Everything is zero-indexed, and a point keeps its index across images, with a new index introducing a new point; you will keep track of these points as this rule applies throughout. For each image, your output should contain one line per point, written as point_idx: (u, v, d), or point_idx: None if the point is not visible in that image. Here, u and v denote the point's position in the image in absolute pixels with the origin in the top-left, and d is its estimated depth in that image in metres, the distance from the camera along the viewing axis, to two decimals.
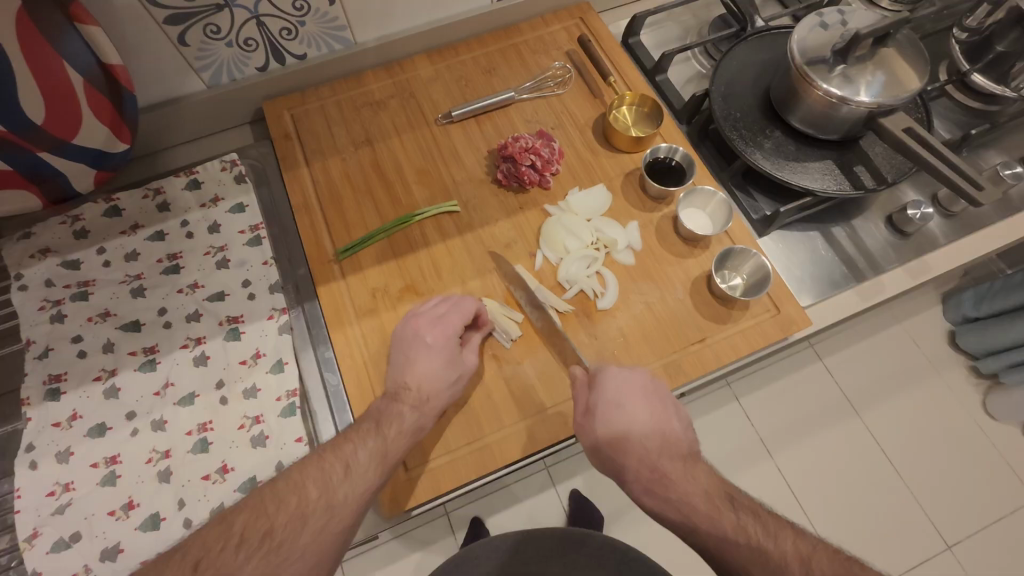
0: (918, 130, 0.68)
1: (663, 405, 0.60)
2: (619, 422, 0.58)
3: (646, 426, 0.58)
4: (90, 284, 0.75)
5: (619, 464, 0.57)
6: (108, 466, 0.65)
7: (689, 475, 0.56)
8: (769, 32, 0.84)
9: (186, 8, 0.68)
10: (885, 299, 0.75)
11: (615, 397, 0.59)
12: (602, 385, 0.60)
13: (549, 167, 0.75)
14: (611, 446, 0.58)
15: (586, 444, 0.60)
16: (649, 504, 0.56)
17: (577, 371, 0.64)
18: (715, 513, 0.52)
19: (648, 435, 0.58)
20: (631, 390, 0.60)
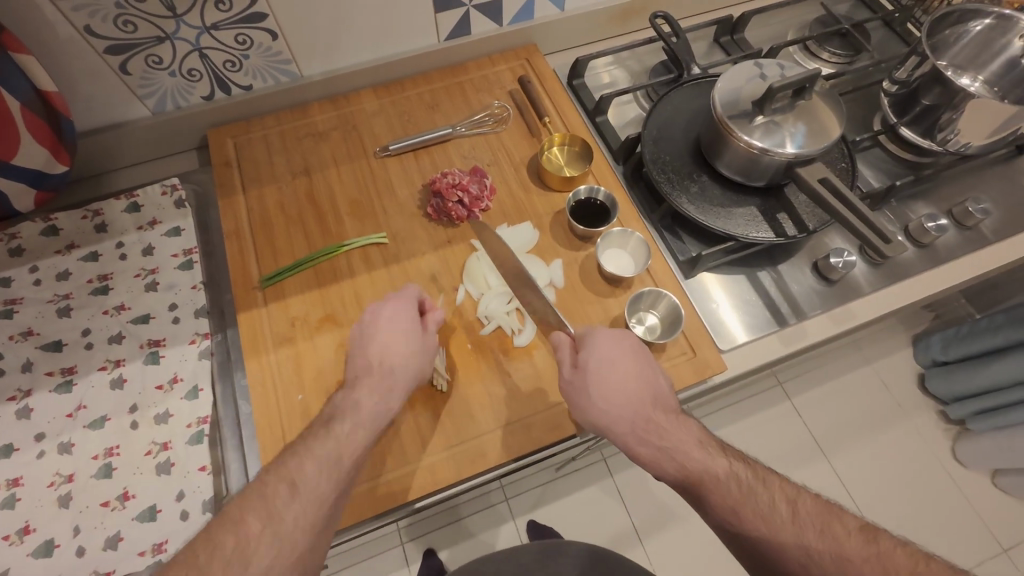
0: (833, 180, 0.70)
1: (651, 365, 0.62)
2: (609, 381, 0.59)
3: (637, 380, 0.60)
4: (17, 302, 0.75)
5: (615, 416, 0.58)
6: (9, 489, 0.65)
7: (680, 426, 0.58)
8: (704, 80, 0.87)
9: (126, 39, 0.70)
10: (809, 346, 0.75)
11: (608, 353, 0.61)
12: (594, 346, 0.61)
13: (478, 204, 0.77)
14: (604, 398, 0.59)
15: (576, 401, 0.60)
16: (645, 455, 0.57)
17: (559, 336, 0.64)
18: (709, 460, 0.55)
19: (643, 390, 0.59)
20: (623, 349, 0.61)
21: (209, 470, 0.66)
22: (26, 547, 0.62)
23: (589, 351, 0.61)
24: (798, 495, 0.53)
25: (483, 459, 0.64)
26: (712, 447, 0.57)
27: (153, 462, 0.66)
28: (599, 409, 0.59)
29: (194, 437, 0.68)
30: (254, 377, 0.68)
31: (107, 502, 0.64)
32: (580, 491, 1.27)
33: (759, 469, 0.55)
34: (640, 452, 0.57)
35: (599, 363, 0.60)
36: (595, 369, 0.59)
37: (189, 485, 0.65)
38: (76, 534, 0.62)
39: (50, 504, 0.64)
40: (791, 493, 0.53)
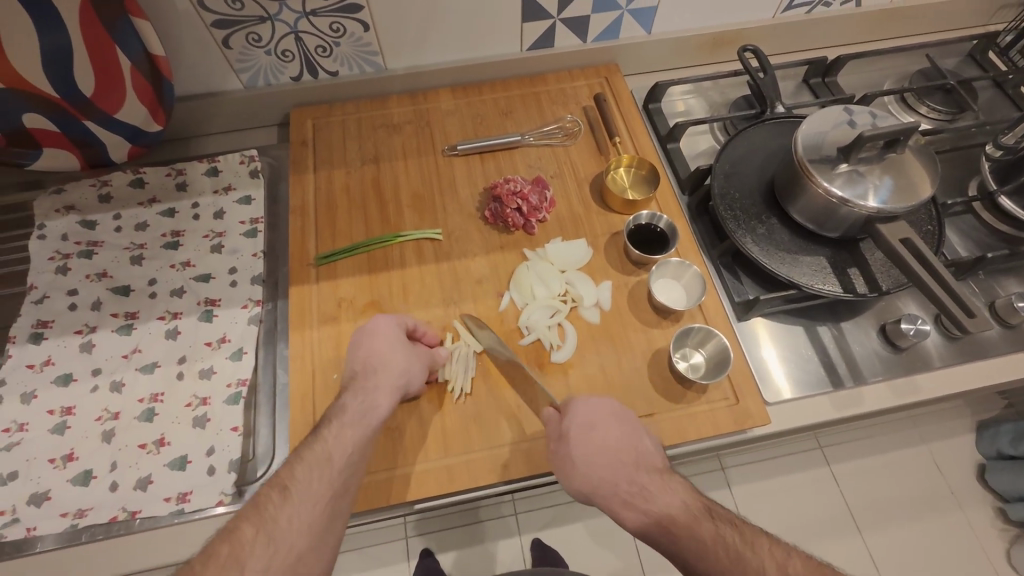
0: (916, 242, 0.65)
1: (633, 425, 0.59)
2: (589, 445, 0.57)
3: (617, 440, 0.58)
4: (97, 245, 0.81)
5: (597, 480, 0.56)
6: (62, 416, 0.69)
7: (667, 488, 0.55)
8: (788, 120, 0.84)
9: (233, 15, 0.75)
10: (863, 414, 0.70)
11: (587, 412, 0.59)
12: (571, 410, 0.60)
13: (536, 214, 0.77)
14: (585, 462, 0.56)
15: (561, 468, 0.58)
16: (629, 521, 0.54)
17: (546, 410, 0.61)
18: (695, 525, 0.52)
19: (623, 447, 0.57)
20: (602, 410, 0.60)
21: (239, 431, 0.68)
22: (67, 473, 0.65)
23: (567, 411, 0.60)
24: (788, 559, 0.49)
25: (500, 469, 0.63)
26: (700, 509, 0.53)
27: (190, 415, 0.69)
28: (581, 474, 0.56)
29: (231, 397, 0.70)
30: (295, 350, 0.70)
31: (144, 445, 0.67)
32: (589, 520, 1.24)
33: (749, 531, 0.51)
34: (625, 517, 0.54)
35: (580, 418, 0.59)
36: (572, 431, 0.58)
37: (219, 443, 0.67)
38: (112, 469, 0.66)
39: (95, 437, 0.68)
40: (782, 560, 0.48)
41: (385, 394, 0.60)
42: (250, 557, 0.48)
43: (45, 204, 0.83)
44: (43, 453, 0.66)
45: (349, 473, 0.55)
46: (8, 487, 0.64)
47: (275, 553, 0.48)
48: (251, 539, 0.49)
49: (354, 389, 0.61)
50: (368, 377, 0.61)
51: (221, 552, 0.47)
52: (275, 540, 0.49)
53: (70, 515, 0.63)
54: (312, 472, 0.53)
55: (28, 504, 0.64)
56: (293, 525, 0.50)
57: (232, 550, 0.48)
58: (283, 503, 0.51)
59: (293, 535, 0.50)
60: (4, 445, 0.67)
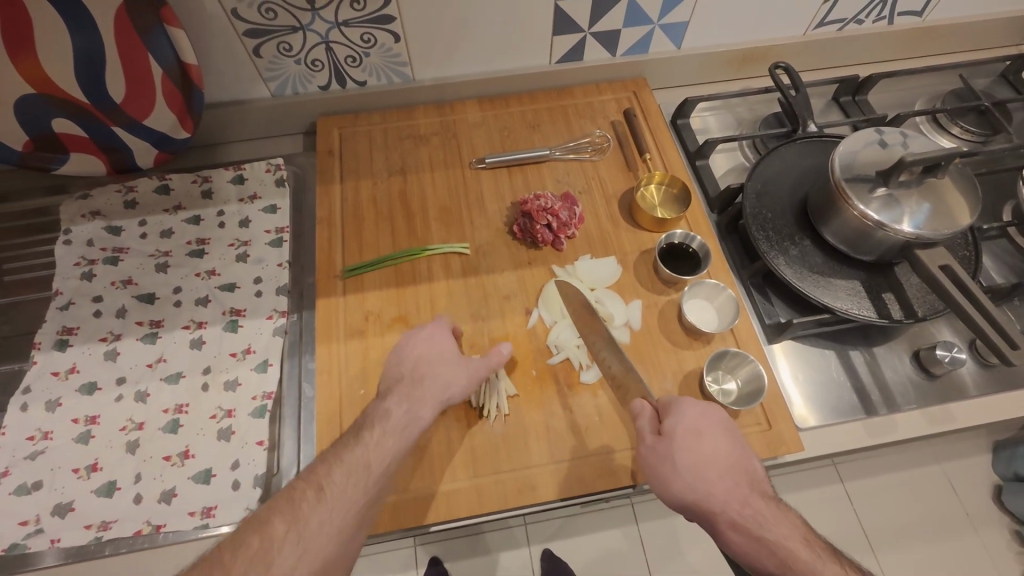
0: (956, 269, 0.64)
1: (740, 444, 0.58)
2: (698, 455, 0.55)
3: (728, 457, 0.56)
4: (123, 252, 0.81)
5: (705, 491, 0.54)
6: (86, 425, 0.69)
7: (780, 516, 0.53)
8: (821, 139, 0.83)
9: (265, 25, 0.75)
10: (895, 441, 0.68)
11: (695, 421, 0.58)
12: (681, 414, 0.58)
13: (565, 230, 0.76)
14: (693, 471, 0.55)
15: (658, 471, 0.56)
16: (737, 544, 0.52)
17: (640, 403, 0.60)
18: (821, 565, 0.49)
19: (735, 464, 0.56)
20: (711, 421, 0.58)
21: (265, 445, 0.67)
22: (91, 483, 0.65)
23: (673, 418, 0.58)
24: None
25: (529, 491, 0.62)
26: (822, 550, 0.51)
27: (215, 426, 0.68)
28: (690, 484, 0.54)
29: (256, 410, 0.70)
30: (322, 363, 0.69)
31: (168, 457, 0.66)
32: (599, 532, 1.23)
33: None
34: (733, 537, 0.52)
35: (694, 425, 0.57)
36: (685, 437, 0.56)
37: (243, 457, 0.67)
38: (136, 481, 0.65)
39: (119, 447, 0.67)
40: None
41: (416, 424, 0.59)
42: (279, 554, 0.48)
43: (72, 209, 0.83)
44: (67, 463, 0.66)
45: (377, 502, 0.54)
46: (31, 496, 0.64)
47: (302, 551, 0.48)
48: (283, 536, 0.49)
49: (403, 396, 0.60)
50: (399, 398, 0.60)
51: (251, 544, 0.48)
52: (304, 541, 0.49)
53: (94, 527, 0.62)
54: (349, 477, 0.53)
55: (52, 514, 0.63)
56: (325, 529, 0.50)
57: (262, 545, 0.48)
58: (317, 503, 0.51)
59: (323, 538, 0.50)
60: (28, 454, 0.66)
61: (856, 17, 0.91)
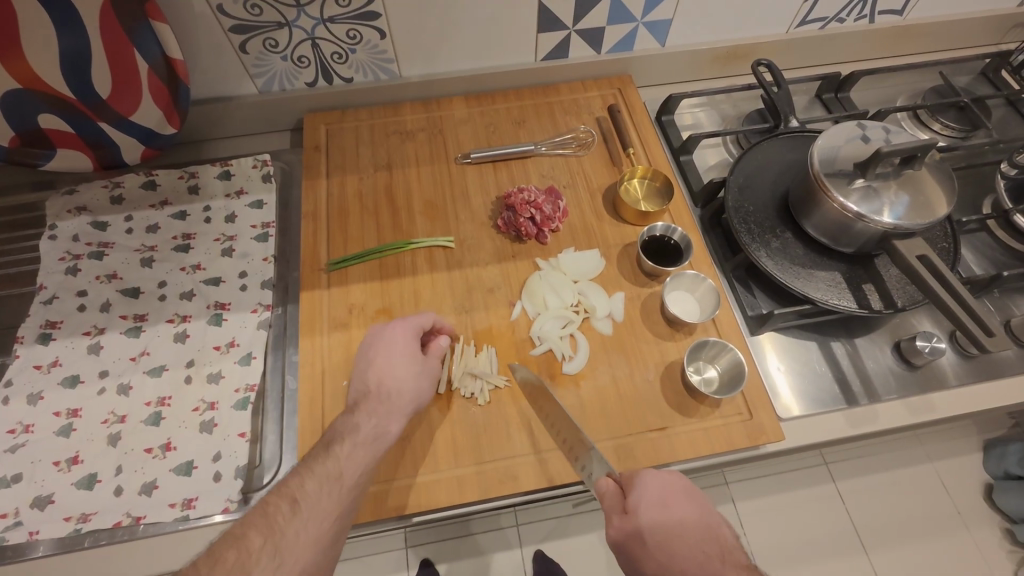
0: (933, 259, 0.65)
1: (712, 510, 0.51)
2: (667, 529, 0.48)
3: (702, 524, 0.49)
4: (108, 247, 0.81)
5: (682, 572, 0.46)
6: (68, 418, 0.68)
7: None
8: (802, 134, 0.84)
9: (250, 21, 0.75)
10: (878, 431, 0.69)
11: (651, 484, 0.52)
12: (641, 484, 0.52)
13: (549, 223, 0.76)
14: (664, 546, 0.48)
15: (629, 555, 0.49)
16: None
17: (602, 480, 0.54)
18: None
19: (705, 532, 0.49)
20: (675, 488, 0.52)
21: (247, 437, 0.67)
22: (71, 476, 0.65)
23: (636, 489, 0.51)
24: None
25: (511, 482, 0.62)
26: None
27: (198, 419, 0.68)
28: (661, 562, 0.47)
29: (239, 402, 0.69)
30: (305, 355, 0.69)
31: (150, 449, 0.66)
32: (590, 535, 1.22)
33: None
34: None
35: (658, 491, 0.51)
36: (649, 507, 0.50)
37: (225, 449, 0.66)
38: (117, 473, 0.65)
39: (100, 440, 0.67)
40: None
41: (395, 414, 0.59)
42: (257, 566, 0.46)
43: (58, 205, 0.83)
44: (48, 455, 0.66)
45: (356, 488, 0.54)
46: (11, 489, 0.64)
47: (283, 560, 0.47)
48: None
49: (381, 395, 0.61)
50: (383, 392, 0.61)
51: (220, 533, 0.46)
52: (281, 555, 0.47)
53: (74, 519, 0.62)
54: None
55: (32, 506, 0.63)
56: None
57: (238, 558, 0.46)
58: (292, 515, 0.50)
59: (299, 549, 0.49)
60: (8, 447, 0.66)
61: (837, 15, 0.92)
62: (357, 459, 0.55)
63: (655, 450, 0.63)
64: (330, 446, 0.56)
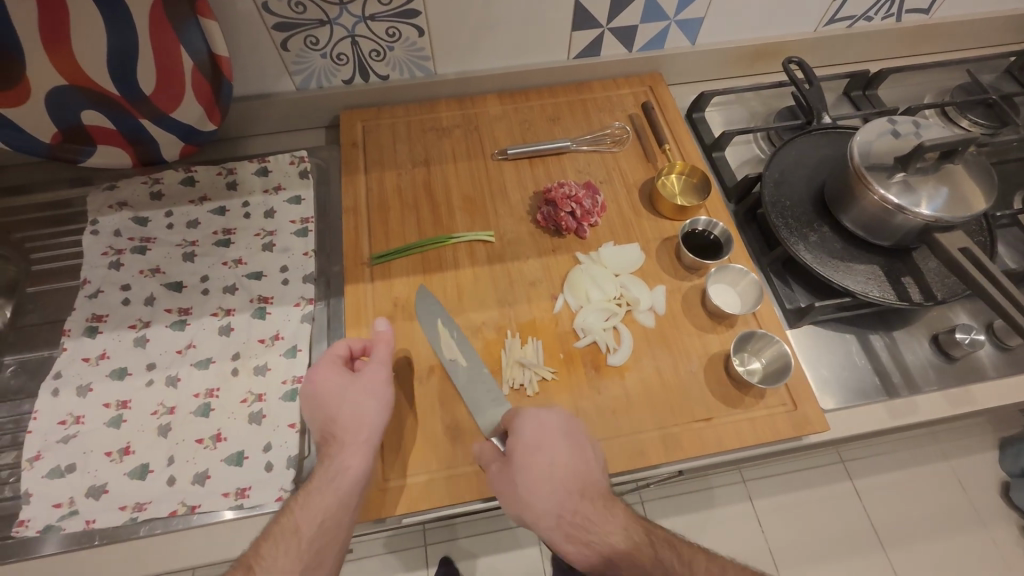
0: (975, 251, 0.66)
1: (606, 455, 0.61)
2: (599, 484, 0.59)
3: (569, 463, 0.59)
4: (150, 242, 0.82)
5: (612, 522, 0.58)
6: (118, 409, 0.69)
7: None
8: (836, 130, 0.84)
9: (294, 18, 0.76)
10: (918, 423, 0.69)
11: (552, 436, 0.60)
12: (517, 433, 0.59)
13: (588, 218, 0.77)
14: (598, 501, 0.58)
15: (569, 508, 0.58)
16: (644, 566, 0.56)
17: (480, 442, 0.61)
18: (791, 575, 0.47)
19: (589, 480, 0.59)
20: (544, 433, 0.60)
21: (296, 428, 0.68)
22: (124, 466, 0.65)
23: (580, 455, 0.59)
24: None
25: None
26: None
27: (246, 410, 0.69)
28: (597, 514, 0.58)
29: (287, 394, 0.70)
30: None
31: (200, 440, 0.67)
32: None
33: None
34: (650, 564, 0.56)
35: (533, 437, 0.59)
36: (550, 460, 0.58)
37: (275, 440, 0.67)
38: (169, 463, 0.65)
39: (151, 431, 0.68)
40: None
41: None
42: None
43: (99, 200, 0.84)
44: (100, 446, 0.66)
45: None
46: (65, 479, 0.64)
47: None
48: None
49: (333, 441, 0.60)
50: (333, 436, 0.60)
51: None
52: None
53: (129, 508, 0.63)
54: None
55: (87, 496, 0.63)
56: None
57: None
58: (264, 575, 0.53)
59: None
60: (60, 438, 0.67)
61: (866, 13, 0.94)
62: (314, 509, 0.56)
63: (701, 440, 0.64)
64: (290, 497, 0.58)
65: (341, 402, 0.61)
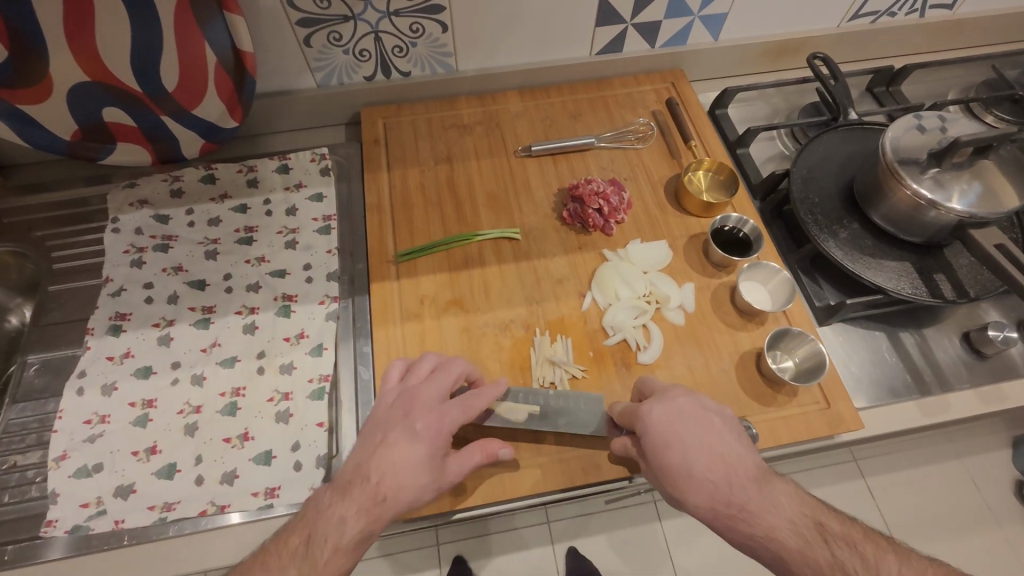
0: (1010, 247, 0.65)
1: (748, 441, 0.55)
2: (748, 478, 0.53)
3: (717, 453, 0.54)
4: (171, 240, 0.81)
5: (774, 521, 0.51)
6: (143, 408, 0.69)
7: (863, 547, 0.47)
8: (862, 126, 0.84)
9: (318, 14, 0.76)
10: (950, 421, 0.69)
11: (683, 409, 0.56)
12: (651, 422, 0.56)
13: (615, 215, 0.77)
14: (757, 498, 0.52)
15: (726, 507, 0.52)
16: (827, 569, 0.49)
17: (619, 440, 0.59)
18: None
19: (737, 461, 0.53)
20: (682, 417, 0.56)
21: (324, 427, 0.67)
22: (151, 466, 0.65)
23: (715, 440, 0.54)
24: None
25: (592, 469, 0.62)
26: None
27: (273, 409, 0.68)
28: (757, 510, 0.51)
29: (314, 393, 0.70)
30: (380, 346, 0.69)
31: (227, 439, 0.66)
32: (625, 530, 1.22)
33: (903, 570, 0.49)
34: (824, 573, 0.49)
35: (671, 426, 0.55)
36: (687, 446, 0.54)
37: (303, 439, 0.66)
38: (197, 463, 0.65)
39: (177, 430, 0.67)
40: None
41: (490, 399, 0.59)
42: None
43: (119, 198, 0.83)
44: (126, 445, 0.66)
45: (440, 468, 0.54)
46: (92, 478, 0.64)
47: None
48: None
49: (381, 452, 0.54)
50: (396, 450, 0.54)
51: None
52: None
53: (158, 508, 0.62)
54: None
55: (114, 496, 0.63)
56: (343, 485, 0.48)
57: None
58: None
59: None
60: (86, 437, 0.66)
61: (889, 9, 0.93)
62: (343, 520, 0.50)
63: None
64: (314, 532, 0.50)
65: (388, 444, 0.54)
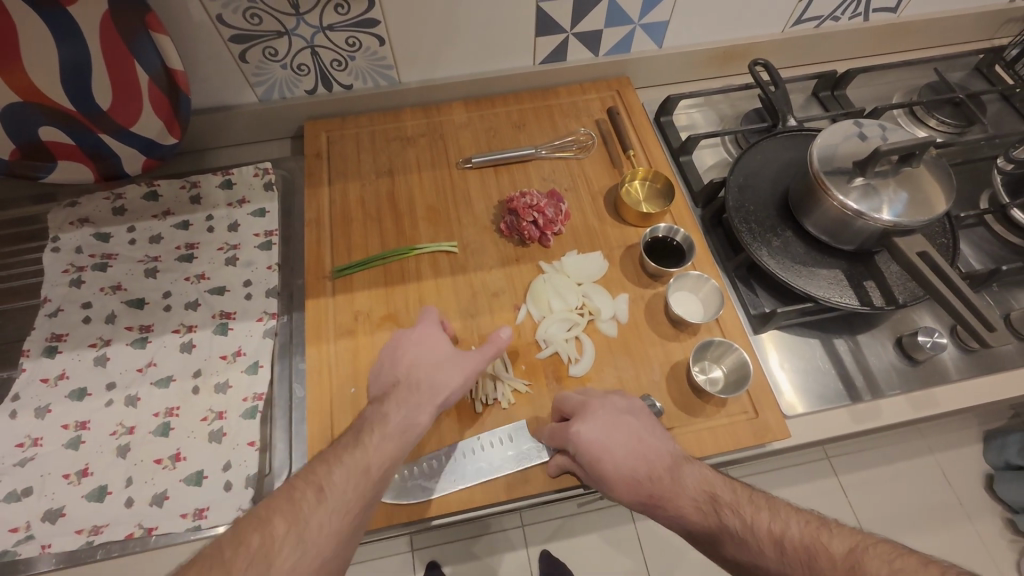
0: (933, 255, 0.65)
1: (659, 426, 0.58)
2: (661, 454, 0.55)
3: (632, 440, 0.56)
4: (111, 258, 0.81)
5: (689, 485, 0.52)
6: (76, 431, 0.68)
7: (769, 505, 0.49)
8: (801, 133, 0.84)
9: (250, 30, 0.75)
10: (881, 427, 0.69)
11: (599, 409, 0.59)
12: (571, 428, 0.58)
13: (551, 227, 0.77)
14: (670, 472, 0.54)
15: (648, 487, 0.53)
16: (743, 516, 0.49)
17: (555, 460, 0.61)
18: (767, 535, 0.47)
19: (650, 453, 0.56)
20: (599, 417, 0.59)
21: (256, 446, 0.68)
22: (82, 488, 0.65)
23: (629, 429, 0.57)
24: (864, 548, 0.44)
25: (518, 485, 0.62)
26: None
27: (206, 429, 0.68)
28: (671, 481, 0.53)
29: (247, 411, 0.70)
30: (312, 361, 0.69)
31: (160, 460, 0.66)
32: (596, 533, 1.22)
33: None
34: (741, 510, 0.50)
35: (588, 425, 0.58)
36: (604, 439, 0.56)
37: (235, 458, 0.67)
38: (127, 485, 0.65)
39: (110, 452, 0.67)
40: None
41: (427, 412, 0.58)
42: (264, 546, 0.46)
43: (60, 217, 0.83)
44: (58, 468, 0.66)
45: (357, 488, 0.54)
46: (21, 503, 0.64)
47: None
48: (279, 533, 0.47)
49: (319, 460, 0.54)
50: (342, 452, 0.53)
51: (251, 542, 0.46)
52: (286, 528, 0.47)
53: (86, 532, 0.62)
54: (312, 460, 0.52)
55: (44, 520, 0.63)
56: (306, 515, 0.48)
57: (259, 540, 0.46)
58: (292, 492, 0.49)
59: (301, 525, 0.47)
60: (17, 461, 0.66)
61: (832, 13, 0.93)
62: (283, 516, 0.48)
63: None
64: None
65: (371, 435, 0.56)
